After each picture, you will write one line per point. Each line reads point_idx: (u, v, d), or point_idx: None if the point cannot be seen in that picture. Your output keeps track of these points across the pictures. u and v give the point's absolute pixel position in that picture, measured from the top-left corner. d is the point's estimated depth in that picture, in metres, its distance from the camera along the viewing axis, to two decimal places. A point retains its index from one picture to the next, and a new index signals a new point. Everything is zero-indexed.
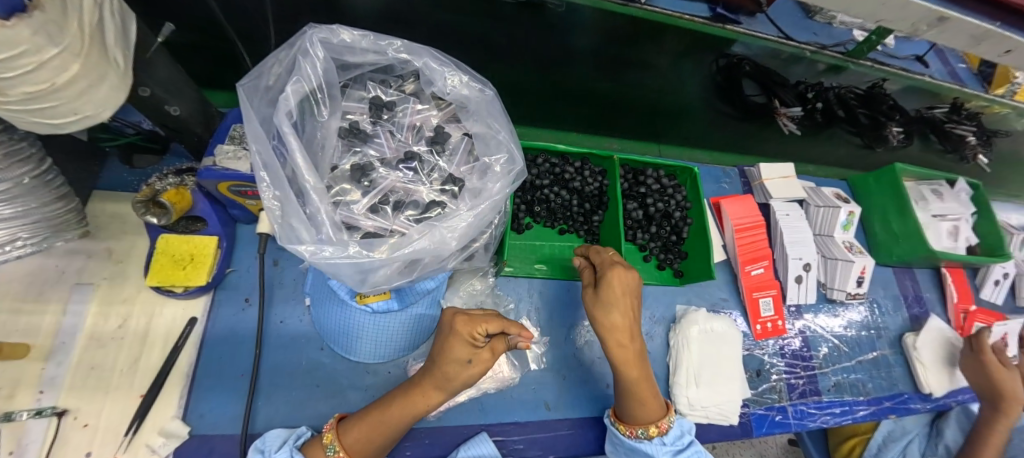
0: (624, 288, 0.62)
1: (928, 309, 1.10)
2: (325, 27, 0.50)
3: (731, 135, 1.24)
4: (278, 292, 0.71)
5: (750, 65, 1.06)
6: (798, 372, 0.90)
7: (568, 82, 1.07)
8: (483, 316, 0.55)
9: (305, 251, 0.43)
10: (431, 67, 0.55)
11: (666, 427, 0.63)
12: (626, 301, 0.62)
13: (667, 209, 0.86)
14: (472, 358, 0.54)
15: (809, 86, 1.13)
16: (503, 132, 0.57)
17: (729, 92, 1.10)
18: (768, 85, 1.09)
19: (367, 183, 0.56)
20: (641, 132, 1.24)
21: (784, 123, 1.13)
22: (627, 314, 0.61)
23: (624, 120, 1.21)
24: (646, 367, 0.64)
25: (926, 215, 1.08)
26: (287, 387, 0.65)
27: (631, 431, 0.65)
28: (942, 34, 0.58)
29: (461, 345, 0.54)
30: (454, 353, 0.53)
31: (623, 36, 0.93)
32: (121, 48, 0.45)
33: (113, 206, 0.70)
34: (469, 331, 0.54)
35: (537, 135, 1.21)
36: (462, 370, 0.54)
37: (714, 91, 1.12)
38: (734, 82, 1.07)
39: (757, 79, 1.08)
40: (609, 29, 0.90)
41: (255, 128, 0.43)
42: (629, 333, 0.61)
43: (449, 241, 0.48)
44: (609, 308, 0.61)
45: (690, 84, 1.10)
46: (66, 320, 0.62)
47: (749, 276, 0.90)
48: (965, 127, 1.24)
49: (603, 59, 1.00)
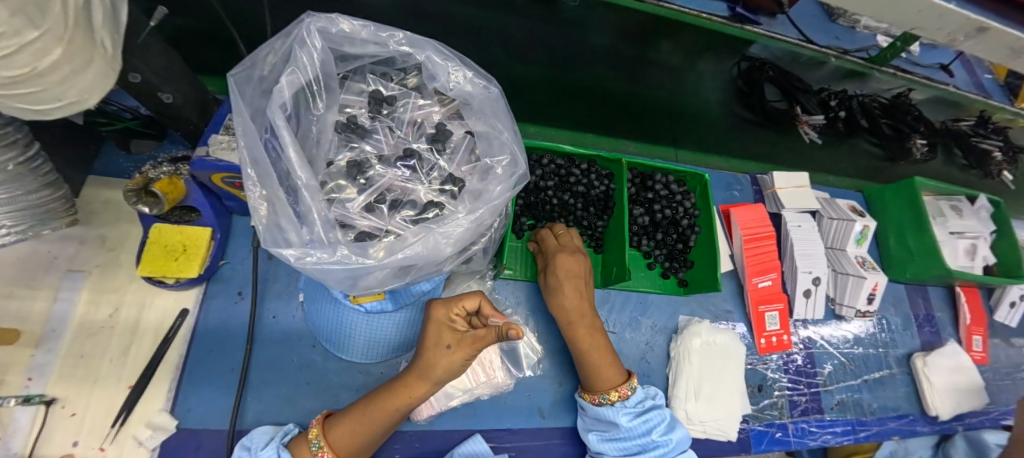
0: (571, 268, 0.67)
1: (939, 329, 1.06)
2: (324, 15, 0.48)
3: (751, 143, 1.20)
4: (271, 287, 0.69)
5: (773, 70, 1.03)
6: (801, 389, 0.88)
7: (583, 79, 1.03)
8: (458, 297, 0.55)
9: (289, 254, 0.41)
10: (434, 61, 0.53)
11: (627, 393, 0.63)
12: (573, 283, 0.66)
13: (675, 216, 0.83)
14: (452, 342, 0.53)
15: (834, 93, 1.08)
16: (507, 133, 0.54)
17: (750, 97, 1.07)
18: (790, 91, 1.04)
19: (363, 181, 0.54)
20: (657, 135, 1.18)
21: (806, 131, 1.09)
22: (574, 295, 0.66)
23: (638, 120, 1.15)
24: (602, 339, 0.65)
25: (943, 231, 1.04)
26: (276, 383, 0.64)
27: (593, 399, 0.64)
28: (980, 46, 0.54)
29: (438, 327, 0.54)
30: (435, 339, 0.54)
31: (640, 33, 0.89)
32: (110, 32, 0.43)
33: (107, 193, 0.68)
34: (446, 314, 0.54)
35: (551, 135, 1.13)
36: (445, 356, 0.53)
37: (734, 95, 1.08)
38: (755, 87, 1.04)
39: (779, 84, 1.05)
40: (624, 26, 0.87)
41: (245, 121, 0.41)
42: (579, 310, 0.65)
43: (443, 247, 0.46)
44: (556, 290, 0.66)
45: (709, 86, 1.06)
46: (56, 307, 0.61)
47: (757, 288, 0.87)
48: (991, 142, 1.20)
49: (617, 58, 0.97)
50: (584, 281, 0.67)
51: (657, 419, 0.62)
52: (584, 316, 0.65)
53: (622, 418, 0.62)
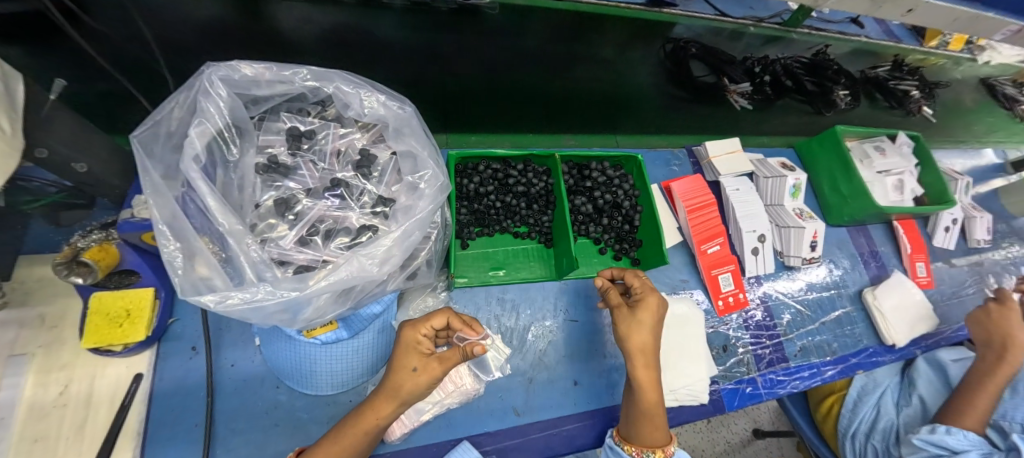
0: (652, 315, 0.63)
1: (885, 263, 1.13)
2: (224, 64, 0.49)
3: (687, 119, 1.21)
4: (227, 336, 0.69)
5: (697, 48, 1.10)
6: (763, 342, 0.92)
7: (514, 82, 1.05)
8: (425, 317, 0.57)
9: (209, 300, 0.41)
10: (344, 91, 0.55)
11: (671, 451, 0.62)
12: (651, 323, 0.62)
13: (616, 199, 0.86)
14: (418, 365, 0.53)
15: (756, 61, 1.14)
16: (426, 148, 0.56)
17: (680, 75, 1.12)
18: (715, 65, 1.10)
19: (292, 216, 0.55)
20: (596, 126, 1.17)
21: (736, 100, 1.13)
22: (649, 337, 0.62)
23: (577, 114, 1.15)
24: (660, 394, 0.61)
25: (870, 171, 1.12)
26: (244, 431, 0.64)
27: (635, 452, 0.62)
28: (843, 1, 0.60)
29: (405, 351, 0.54)
30: (402, 362, 0.54)
31: (568, 31, 0.95)
32: (4, 112, 0.43)
33: (41, 269, 0.67)
34: (413, 336, 0.55)
35: (491, 142, 1.08)
36: (410, 378, 0.53)
37: (664, 76, 1.13)
38: (683, 65, 1.09)
39: (705, 59, 1.10)
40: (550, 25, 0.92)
41: (153, 178, 0.42)
42: (648, 354, 0.61)
43: (373, 267, 0.48)
44: (629, 325, 0.62)
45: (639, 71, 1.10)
46: (1, 394, 0.59)
47: (706, 254, 0.92)
48: (908, 82, 1.26)
49: (545, 58, 1.00)
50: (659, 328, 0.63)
51: None
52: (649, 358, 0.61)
53: None
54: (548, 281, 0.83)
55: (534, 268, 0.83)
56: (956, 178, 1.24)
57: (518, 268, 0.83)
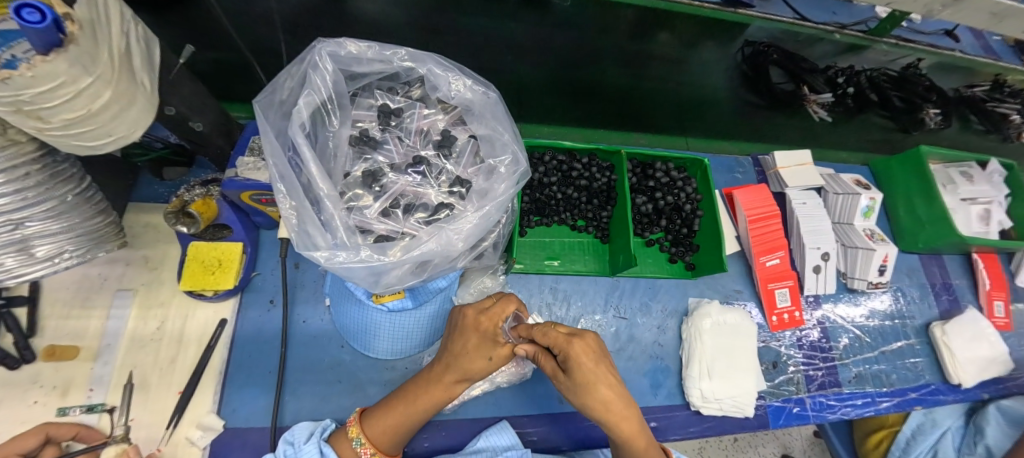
0: (589, 371, 0.52)
1: (958, 297, 1.05)
2: (333, 41, 0.53)
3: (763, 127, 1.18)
4: (300, 293, 0.75)
5: (777, 53, 1.03)
6: (817, 364, 0.89)
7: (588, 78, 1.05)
8: (503, 309, 0.58)
9: (320, 256, 0.46)
10: (435, 73, 0.57)
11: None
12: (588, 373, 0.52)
13: (677, 202, 0.86)
14: (493, 356, 0.57)
15: (840, 70, 1.08)
16: (507, 133, 0.58)
17: (757, 81, 1.07)
18: (795, 72, 1.04)
19: (377, 188, 0.58)
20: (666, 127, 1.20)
21: (815, 110, 1.08)
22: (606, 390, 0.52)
23: (648, 115, 1.17)
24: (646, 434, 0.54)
25: (954, 198, 1.04)
26: (311, 382, 0.69)
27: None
28: (960, 14, 0.55)
29: (484, 342, 0.57)
30: (477, 350, 0.57)
31: (642, 27, 0.92)
32: (147, 72, 0.48)
33: (146, 217, 0.75)
34: (492, 328, 0.57)
35: (564, 134, 1.17)
36: (485, 366, 0.57)
37: (740, 80, 1.09)
38: (761, 71, 1.05)
39: (785, 66, 1.04)
40: (614, 20, 0.89)
41: (270, 141, 0.46)
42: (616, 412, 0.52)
43: (456, 243, 0.50)
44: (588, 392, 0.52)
45: (715, 74, 1.07)
46: (110, 323, 0.67)
47: (765, 267, 0.89)
48: (1009, 105, 1.15)
49: (622, 54, 0.99)
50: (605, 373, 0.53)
51: None
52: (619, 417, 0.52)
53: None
54: (600, 276, 0.84)
55: (588, 263, 0.84)
56: None
57: (573, 260, 0.84)
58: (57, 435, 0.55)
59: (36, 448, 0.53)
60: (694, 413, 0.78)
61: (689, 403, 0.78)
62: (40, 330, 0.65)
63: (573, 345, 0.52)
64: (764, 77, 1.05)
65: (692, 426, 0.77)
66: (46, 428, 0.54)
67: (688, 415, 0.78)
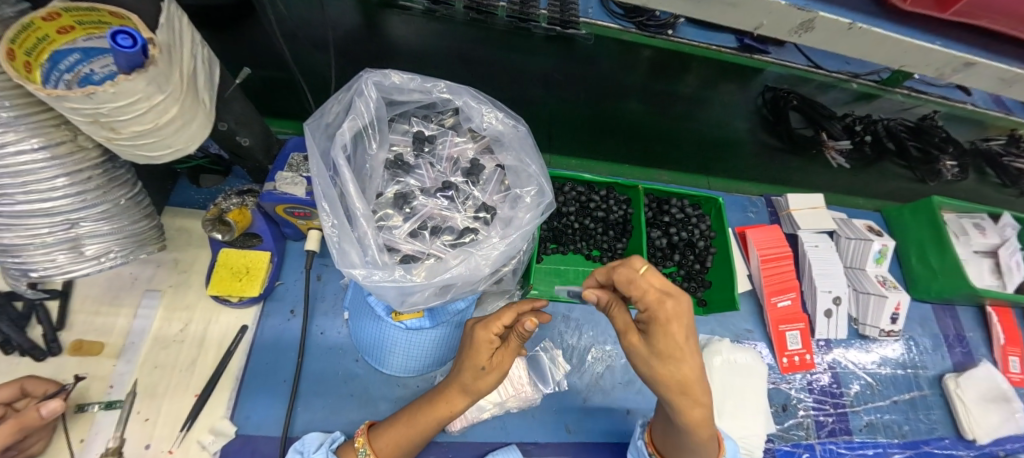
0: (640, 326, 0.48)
1: (972, 350, 1.04)
2: (379, 71, 0.57)
3: (784, 168, 1.21)
4: (319, 306, 0.76)
5: (797, 99, 1.07)
6: (827, 409, 0.88)
7: (610, 111, 1.09)
8: (496, 316, 0.55)
9: (357, 273, 0.48)
10: (470, 105, 0.61)
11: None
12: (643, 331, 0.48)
13: (691, 238, 0.87)
14: (487, 364, 0.56)
15: (858, 119, 1.12)
16: (534, 166, 0.61)
17: (777, 126, 1.10)
18: (815, 119, 1.08)
19: (408, 210, 0.61)
20: (689, 166, 1.23)
21: (833, 157, 1.13)
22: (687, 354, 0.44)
23: (672, 152, 1.19)
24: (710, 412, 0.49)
25: (967, 250, 1.04)
26: (323, 394, 0.70)
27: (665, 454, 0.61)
28: (970, 79, 0.57)
29: (478, 349, 0.55)
30: (472, 359, 0.56)
31: (668, 67, 0.97)
32: (207, 91, 0.52)
33: (181, 222, 0.78)
34: (485, 335, 0.55)
35: (593, 167, 1.21)
36: (480, 376, 0.56)
37: (762, 124, 1.12)
38: (781, 115, 1.07)
39: (804, 112, 1.08)
40: (634, 58, 0.95)
41: (316, 161, 0.49)
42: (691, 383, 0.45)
43: (482, 269, 0.53)
44: (670, 357, 0.44)
45: (735, 116, 1.11)
46: (136, 322, 0.69)
47: (776, 308, 0.89)
48: None
49: (649, 94, 1.04)
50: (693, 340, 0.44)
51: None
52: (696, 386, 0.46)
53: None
54: None
55: None
56: None
57: None
58: (32, 389, 0.57)
59: (10, 398, 0.55)
60: None
61: None
62: (69, 324, 0.67)
63: (665, 304, 0.43)
64: (783, 120, 1.08)
65: None
66: (23, 382, 0.56)
67: None
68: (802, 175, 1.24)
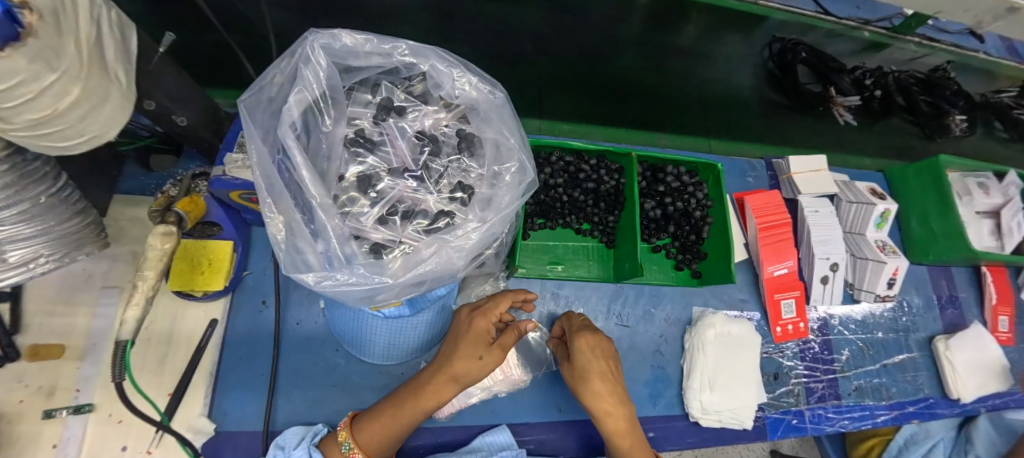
0: (589, 355, 0.59)
1: (963, 311, 1.04)
2: (327, 32, 0.49)
3: (785, 130, 1.14)
4: (294, 294, 0.72)
5: (807, 51, 0.99)
6: (818, 376, 0.88)
7: (603, 68, 1.00)
8: (494, 305, 0.59)
9: (309, 279, 0.44)
10: (438, 69, 0.54)
11: None
12: (597, 367, 0.59)
13: (687, 208, 0.82)
14: (483, 354, 0.55)
15: (868, 72, 1.04)
16: (514, 138, 0.55)
17: (783, 80, 1.02)
18: (824, 73, 1.00)
19: (374, 194, 0.54)
20: (690, 127, 1.11)
21: (840, 114, 1.03)
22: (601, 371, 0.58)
23: (673, 113, 1.09)
24: (628, 413, 0.58)
25: (970, 210, 1.01)
26: (304, 386, 0.67)
27: None
28: (1010, 26, 0.51)
29: (478, 337, 0.56)
30: (468, 347, 0.55)
31: (667, 16, 0.91)
32: (123, 64, 0.44)
33: (134, 210, 0.71)
34: (485, 324, 0.57)
35: (586, 133, 1.07)
36: (475, 365, 0.55)
37: (766, 78, 1.05)
38: (788, 69, 0.98)
39: (813, 65, 1.00)
40: (627, 11, 0.90)
41: (256, 144, 0.42)
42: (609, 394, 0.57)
43: (456, 260, 0.48)
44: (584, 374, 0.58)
45: (739, 71, 1.04)
46: (96, 322, 0.65)
47: (772, 277, 0.87)
48: None
49: (649, 49, 0.98)
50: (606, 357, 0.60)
51: None
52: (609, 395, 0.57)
53: None
54: (603, 283, 0.82)
55: (592, 268, 0.82)
56: None
57: (576, 265, 0.81)
58: None
59: None
60: (693, 424, 0.77)
61: (688, 414, 0.77)
62: (24, 327, 0.62)
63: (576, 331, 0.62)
64: (791, 74, 0.98)
65: (689, 436, 0.76)
66: None
67: (686, 426, 0.77)
68: (802, 139, 1.17)
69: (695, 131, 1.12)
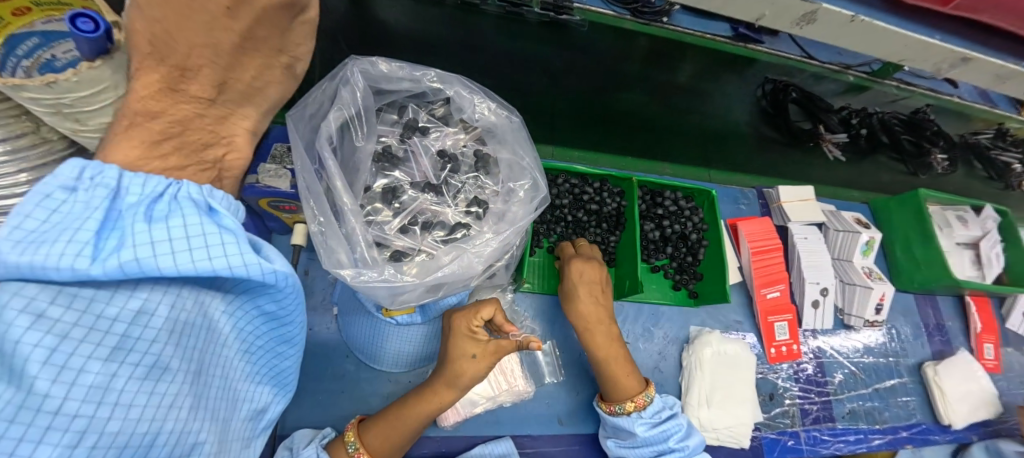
0: (589, 271, 0.69)
1: (950, 338, 1.07)
2: (366, 59, 0.55)
3: (780, 160, 1.24)
4: (308, 301, 0.74)
5: (796, 92, 1.06)
6: (812, 397, 0.90)
7: (610, 102, 1.09)
8: (477, 307, 0.59)
9: (346, 273, 0.47)
10: (462, 95, 0.59)
11: (644, 402, 0.64)
12: (589, 288, 0.68)
13: (683, 231, 0.87)
14: (477, 353, 0.57)
15: (854, 112, 1.11)
16: (528, 159, 0.59)
17: (776, 118, 1.11)
18: (813, 112, 1.07)
19: (397, 204, 0.59)
20: (693, 157, 1.24)
21: (829, 149, 1.13)
22: (591, 299, 0.68)
23: (675, 144, 1.22)
24: (619, 346, 0.67)
25: (949, 242, 1.06)
26: (314, 391, 0.69)
27: (610, 409, 0.68)
28: (966, 73, 0.58)
29: (461, 338, 0.58)
30: (460, 348, 0.58)
31: (657, 55, 0.94)
32: None
33: None
34: (466, 324, 0.58)
35: (596, 160, 1.22)
36: (470, 364, 0.57)
37: (761, 116, 1.13)
38: (781, 108, 1.07)
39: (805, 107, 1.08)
40: (629, 47, 0.92)
41: (300, 154, 0.47)
42: (598, 315, 0.68)
43: (474, 266, 0.52)
44: (575, 297, 0.68)
45: (736, 108, 1.11)
46: None
47: (765, 299, 0.91)
48: (1012, 154, 1.21)
49: (650, 83, 1.03)
50: (602, 287, 0.70)
51: (672, 429, 0.63)
52: (600, 321, 0.67)
53: (638, 428, 0.63)
54: None
55: None
56: None
57: None
58: None
59: None
60: None
61: None
62: None
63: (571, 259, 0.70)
64: (783, 113, 1.08)
65: None
66: None
67: None
68: (801, 168, 1.26)
69: (698, 161, 1.24)
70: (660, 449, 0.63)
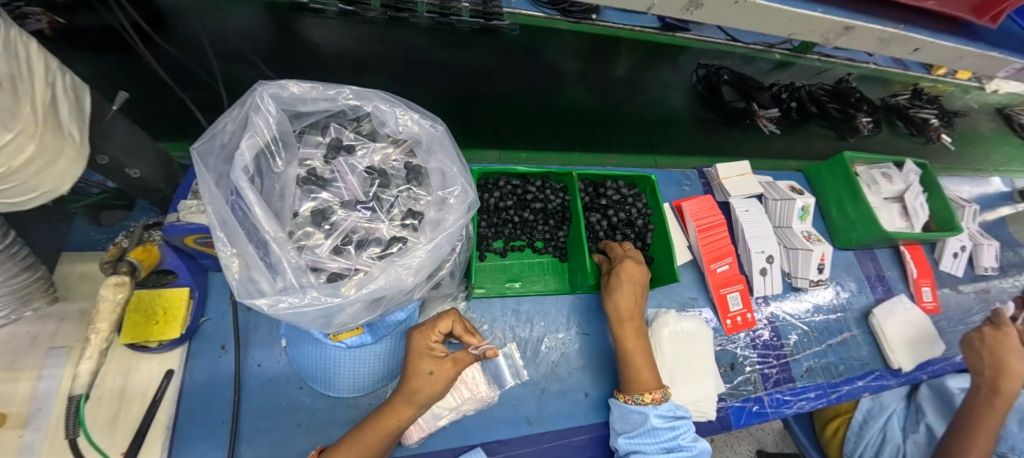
0: (625, 281, 0.73)
1: (892, 287, 1.14)
2: (275, 83, 0.54)
3: (722, 141, 1.25)
4: (253, 336, 0.72)
5: (728, 74, 1.16)
6: (771, 361, 0.94)
7: (553, 100, 1.11)
8: (433, 323, 0.59)
9: (262, 303, 0.45)
10: (381, 109, 0.59)
11: (660, 397, 0.68)
12: (632, 287, 0.73)
13: (629, 217, 0.90)
14: (433, 369, 0.57)
15: (783, 87, 1.20)
16: (456, 166, 0.60)
17: (713, 100, 1.19)
18: (745, 91, 1.15)
19: (328, 226, 0.58)
20: (636, 146, 1.20)
21: (765, 125, 1.19)
22: (633, 297, 0.73)
23: (618, 135, 1.19)
24: (644, 342, 0.72)
25: (877, 198, 1.13)
26: (269, 429, 0.66)
27: (627, 398, 0.70)
28: (853, 40, 0.63)
29: (420, 356, 0.58)
30: (416, 368, 0.57)
31: (598, 47, 0.99)
32: (76, 123, 0.47)
33: (83, 266, 0.70)
34: (425, 342, 0.59)
35: (543, 158, 1.10)
36: (427, 382, 0.56)
37: (699, 102, 1.21)
38: (715, 90, 1.16)
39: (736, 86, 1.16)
40: (576, 42, 0.97)
41: (209, 187, 0.46)
42: (632, 311, 0.72)
43: (405, 278, 0.51)
44: (617, 289, 0.73)
45: (673, 96, 1.19)
46: (41, 384, 0.60)
47: (716, 273, 0.94)
48: (928, 111, 1.32)
49: (592, 79, 1.09)
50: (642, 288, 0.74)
51: (682, 426, 0.67)
52: (633, 318, 0.72)
53: (653, 419, 0.66)
54: (560, 294, 0.86)
55: (549, 282, 0.86)
56: (963, 206, 1.25)
57: (533, 281, 0.86)
58: None
59: None
60: None
61: None
62: None
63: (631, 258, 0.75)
64: (718, 95, 1.17)
65: None
66: None
67: None
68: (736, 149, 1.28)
69: (641, 148, 1.20)
70: (670, 446, 0.66)
